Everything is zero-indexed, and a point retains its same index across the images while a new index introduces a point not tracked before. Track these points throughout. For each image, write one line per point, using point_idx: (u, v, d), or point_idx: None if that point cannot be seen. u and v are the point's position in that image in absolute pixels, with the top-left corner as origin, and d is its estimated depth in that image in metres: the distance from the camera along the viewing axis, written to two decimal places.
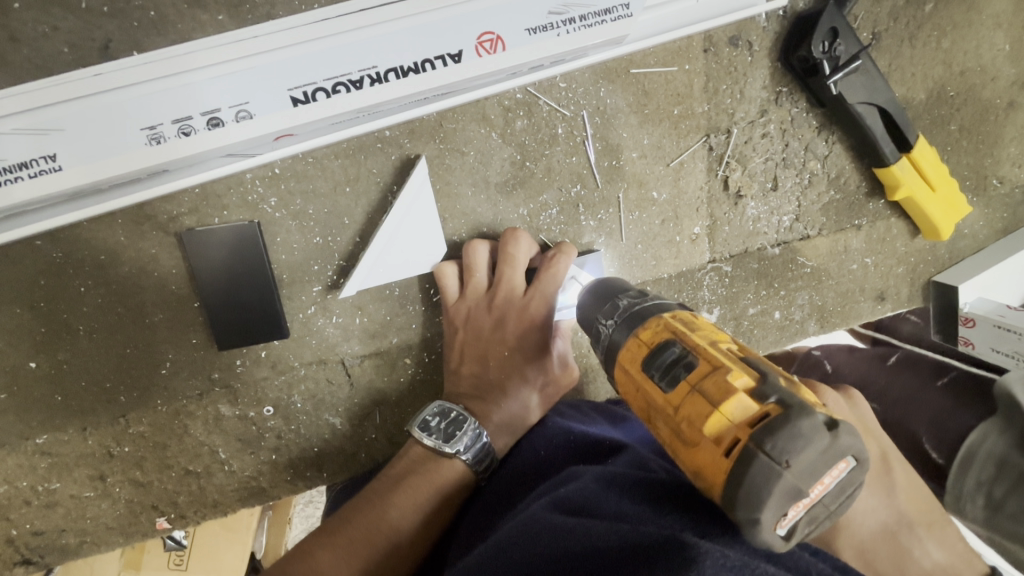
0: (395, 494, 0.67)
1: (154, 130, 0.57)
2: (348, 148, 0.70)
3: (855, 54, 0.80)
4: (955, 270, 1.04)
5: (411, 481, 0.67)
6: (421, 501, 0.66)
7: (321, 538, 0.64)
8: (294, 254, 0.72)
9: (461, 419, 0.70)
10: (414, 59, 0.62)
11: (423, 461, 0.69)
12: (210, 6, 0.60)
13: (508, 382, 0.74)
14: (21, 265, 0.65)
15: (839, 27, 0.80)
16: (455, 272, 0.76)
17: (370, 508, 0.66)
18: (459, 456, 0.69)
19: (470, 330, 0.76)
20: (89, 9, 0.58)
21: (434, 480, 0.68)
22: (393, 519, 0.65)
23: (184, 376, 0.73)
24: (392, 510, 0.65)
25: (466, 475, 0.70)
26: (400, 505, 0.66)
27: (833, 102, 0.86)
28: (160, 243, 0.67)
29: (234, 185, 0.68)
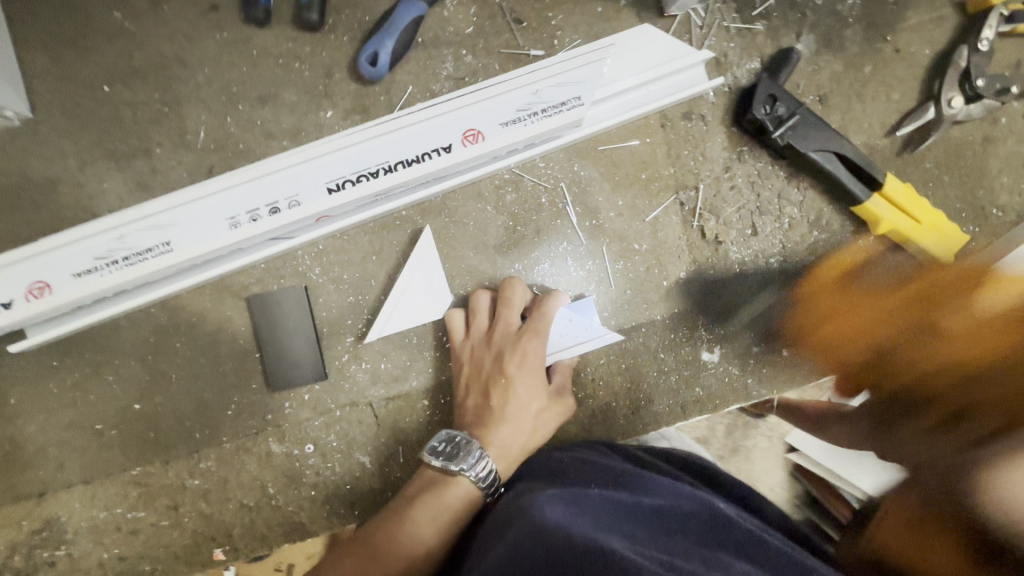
0: (413, 518, 0.76)
1: (234, 219, 0.79)
2: (374, 226, 0.90)
3: (795, 111, 0.94)
4: (957, 271, 1.05)
5: (430, 505, 0.76)
6: (438, 527, 0.75)
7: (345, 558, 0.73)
8: (332, 311, 0.90)
9: (465, 441, 0.80)
10: (415, 153, 0.83)
11: (437, 482, 0.79)
12: (279, 137, 0.87)
13: (509, 410, 0.84)
14: (138, 327, 0.86)
15: (777, 93, 0.95)
16: (462, 316, 0.90)
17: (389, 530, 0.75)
18: (464, 473, 0.78)
19: (474, 365, 0.87)
20: (202, 147, 0.85)
21: (451, 504, 0.77)
22: (411, 543, 0.74)
23: (245, 417, 0.89)
24: (411, 534, 0.74)
25: (474, 496, 0.79)
26: (420, 527, 0.75)
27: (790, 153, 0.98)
28: (234, 307, 0.88)
29: (289, 259, 0.88)
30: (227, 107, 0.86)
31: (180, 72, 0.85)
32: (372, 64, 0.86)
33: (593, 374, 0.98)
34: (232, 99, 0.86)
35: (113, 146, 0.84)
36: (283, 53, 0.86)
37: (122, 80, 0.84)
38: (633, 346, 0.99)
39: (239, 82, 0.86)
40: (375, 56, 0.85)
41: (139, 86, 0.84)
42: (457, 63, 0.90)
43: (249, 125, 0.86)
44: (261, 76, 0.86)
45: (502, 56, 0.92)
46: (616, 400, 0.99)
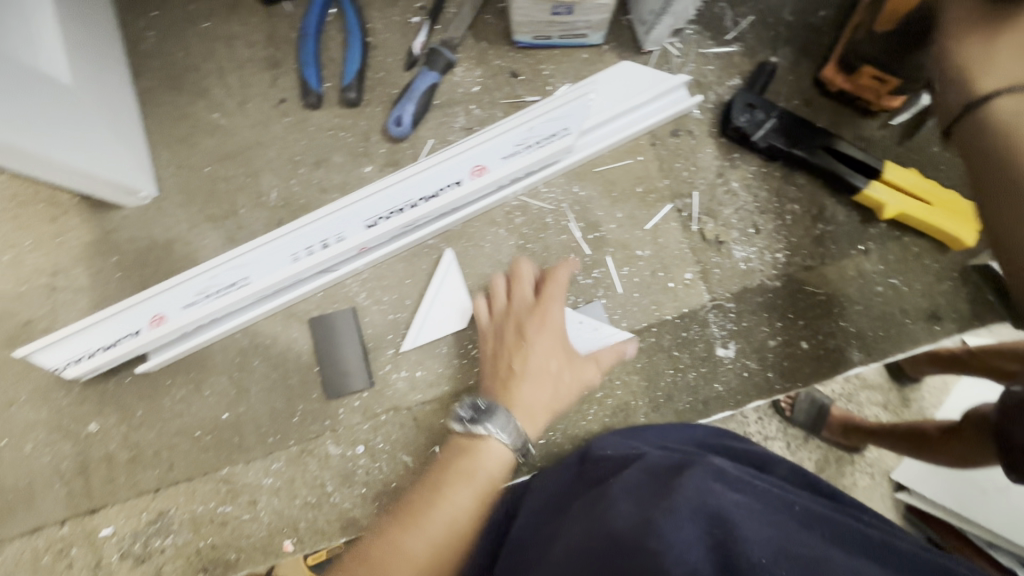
0: (457, 484, 0.81)
1: (296, 254, 1.01)
2: (406, 254, 1.07)
3: (770, 114, 1.04)
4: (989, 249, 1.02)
5: (475, 473, 0.82)
6: (480, 490, 0.82)
7: (405, 535, 0.77)
8: (375, 328, 1.06)
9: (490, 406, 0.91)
10: (433, 189, 1.02)
11: (465, 446, 0.87)
12: (331, 190, 1.09)
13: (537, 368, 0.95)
14: (228, 349, 1.07)
15: (753, 101, 1.05)
16: (484, 303, 1.05)
17: (433, 497, 0.80)
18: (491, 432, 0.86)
19: (498, 337, 1.02)
20: (274, 204, 1.09)
21: (490, 471, 0.84)
22: (459, 507, 0.79)
23: (308, 422, 1.06)
24: (463, 496, 0.80)
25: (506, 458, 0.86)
26: (462, 493, 0.81)
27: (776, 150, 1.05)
28: (299, 330, 1.07)
29: (340, 287, 1.07)
30: (293, 172, 1.10)
31: (258, 151, 1.11)
32: (398, 124, 1.07)
33: (610, 373, 1.05)
34: (296, 166, 1.10)
35: (212, 211, 1.10)
36: (333, 127, 1.10)
37: (220, 161, 1.11)
38: (647, 345, 1.05)
39: (301, 152, 1.10)
40: (400, 118, 1.06)
41: (230, 164, 1.11)
42: (468, 116, 1.09)
43: (309, 184, 1.09)
44: (316, 146, 1.10)
45: (504, 106, 1.10)
46: (635, 398, 1.04)
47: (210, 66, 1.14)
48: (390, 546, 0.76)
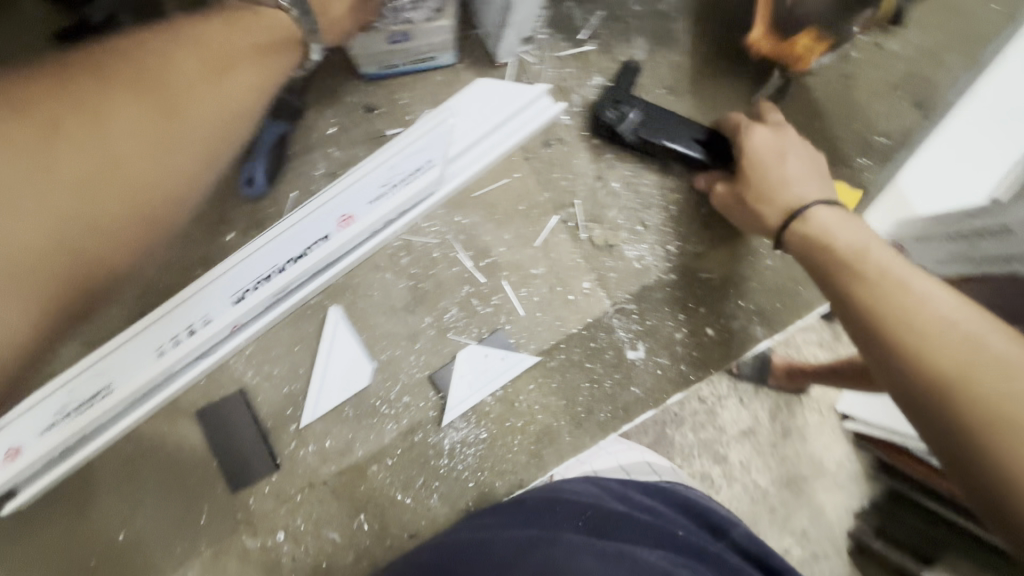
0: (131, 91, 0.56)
1: (160, 348, 0.90)
2: (290, 319, 1.00)
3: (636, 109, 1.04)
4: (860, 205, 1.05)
5: (104, 115, 0.55)
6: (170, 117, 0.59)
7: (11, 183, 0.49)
8: (271, 405, 0.99)
9: None
10: (300, 250, 0.93)
11: None
12: (194, 267, 1.00)
13: None
14: (110, 462, 0.97)
15: (618, 98, 1.04)
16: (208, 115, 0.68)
17: (90, 112, 0.54)
18: None
19: None
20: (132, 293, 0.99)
21: (69, 197, 0.52)
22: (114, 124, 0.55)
23: (217, 521, 0.97)
24: (143, 111, 0.57)
25: None
26: (172, 119, 0.59)
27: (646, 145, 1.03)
28: (187, 424, 0.98)
29: (224, 368, 0.99)
30: None
31: None
32: (251, 184, 0.99)
33: (527, 399, 1.02)
34: None
35: None
36: None
37: None
38: (558, 364, 1.03)
39: None
40: (251, 177, 0.99)
41: None
42: (328, 161, 1.02)
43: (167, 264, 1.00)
44: None
45: (365, 143, 1.03)
46: (557, 419, 1.02)
47: None
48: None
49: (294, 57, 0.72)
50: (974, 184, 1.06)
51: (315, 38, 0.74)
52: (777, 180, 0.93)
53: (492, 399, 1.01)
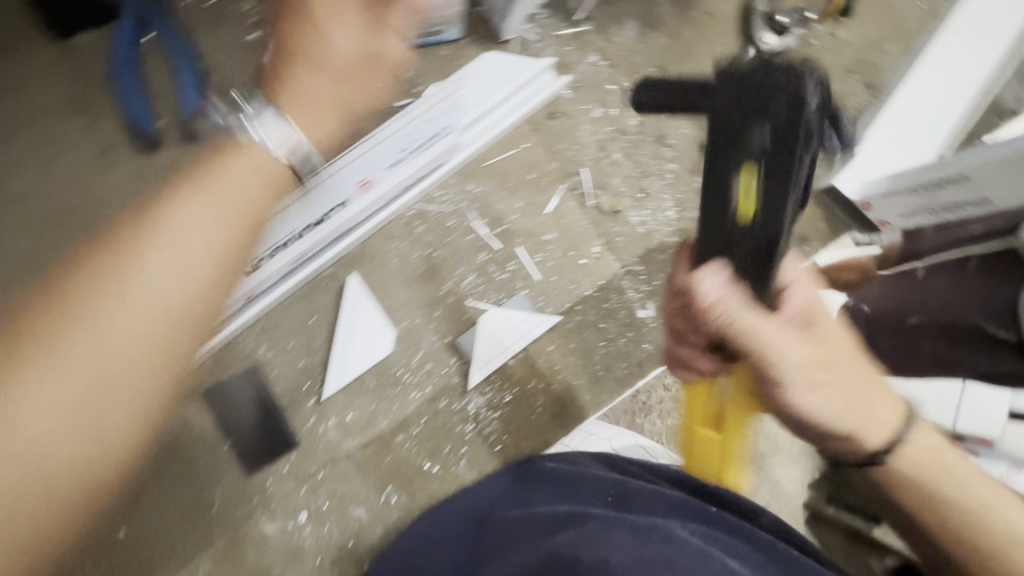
0: (137, 223, 0.56)
1: None
2: (304, 291, 0.97)
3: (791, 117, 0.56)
4: (829, 172, 1.19)
5: (22, 376, 0.51)
6: (195, 263, 0.57)
7: (31, 375, 0.51)
8: (287, 381, 0.95)
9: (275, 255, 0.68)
10: (318, 216, 0.92)
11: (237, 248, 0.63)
12: None
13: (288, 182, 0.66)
14: None
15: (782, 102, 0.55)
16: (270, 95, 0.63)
17: (119, 271, 0.55)
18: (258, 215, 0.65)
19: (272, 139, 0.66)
20: None
21: (71, 403, 0.52)
22: (155, 288, 0.55)
23: (232, 507, 0.91)
24: (204, 218, 0.58)
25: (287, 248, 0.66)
26: (166, 242, 0.56)
27: (743, 99, 0.56)
28: (194, 405, 0.92)
29: (235, 344, 0.94)
30: None
31: (90, 212, 0.92)
32: None
33: (547, 360, 1.04)
34: None
35: None
36: (180, 166, 0.95)
37: (38, 232, 0.91)
38: (575, 325, 1.06)
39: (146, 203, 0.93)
40: None
41: (57, 234, 0.91)
42: None
43: None
44: None
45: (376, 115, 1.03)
46: (575, 378, 1.05)
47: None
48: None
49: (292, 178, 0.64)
50: (924, 144, 1.14)
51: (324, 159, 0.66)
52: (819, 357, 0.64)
53: (514, 361, 1.03)
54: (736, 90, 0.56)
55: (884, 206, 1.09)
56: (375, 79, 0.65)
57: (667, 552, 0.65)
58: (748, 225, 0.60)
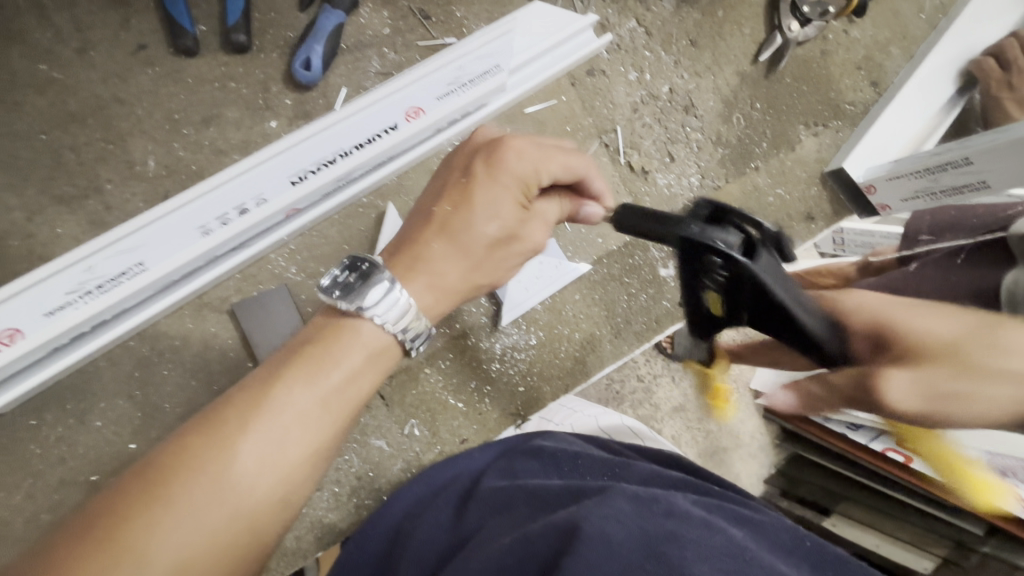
0: (300, 374, 0.53)
1: (204, 226, 0.82)
2: (339, 216, 0.95)
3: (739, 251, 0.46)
4: (838, 157, 1.27)
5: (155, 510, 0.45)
6: (343, 388, 0.54)
7: (162, 534, 0.44)
8: (316, 305, 0.92)
9: (369, 268, 0.57)
10: (366, 136, 0.90)
11: (335, 324, 0.56)
12: (230, 152, 0.92)
13: (427, 219, 0.64)
14: (120, 363, 0.84)
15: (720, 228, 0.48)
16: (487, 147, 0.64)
17: (268, 395, 0.51)
18: (371, 317, 0.55)
19: (447, 177, 0.66)
20: (153, 175, 0.88)
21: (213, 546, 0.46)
22: (299, 406, 0.51)
23: None
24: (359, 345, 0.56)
25: (386, 345, 0.57)
26: (332, 371, 0.53)
27: (651, 226, 0.50)
28: (217, 321, 0.88)
29: (262, 264, 0.90)
30: (173, 134, 0.90)
31: (119, 111, 0.88)
32: (307, 69, 0.93)
33: (573, 309, 1.06)
34: (176, 126, 0.90)
35: (64, 191, 0.85)
36: (219, 76, 0.92)
37: (62, 126, 0.86)
38: (601, 277, 1.08)
39: (180, 110, 0.90)
40: (308, 61, 0.93)
41: (80, 130, 0.87)
42: (383, 60, 1.00)
43: (198, 146, 0.90)
44: (201, 100, 0.91)
45: (420, 49, 1.02)
46: (598, 328, 1.07)
47: (18, 2, 0.86)
48: (175, 500, 0.46)
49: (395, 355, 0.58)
50: None
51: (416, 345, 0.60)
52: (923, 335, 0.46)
53: (542, 306, 1.04)
54: (633, 222, 0.51)
55: (885, 189, 1.15)
56: (505, 261, 0.65)
57: (671, 527, 0.48)
58: (719, 313, 0.53)
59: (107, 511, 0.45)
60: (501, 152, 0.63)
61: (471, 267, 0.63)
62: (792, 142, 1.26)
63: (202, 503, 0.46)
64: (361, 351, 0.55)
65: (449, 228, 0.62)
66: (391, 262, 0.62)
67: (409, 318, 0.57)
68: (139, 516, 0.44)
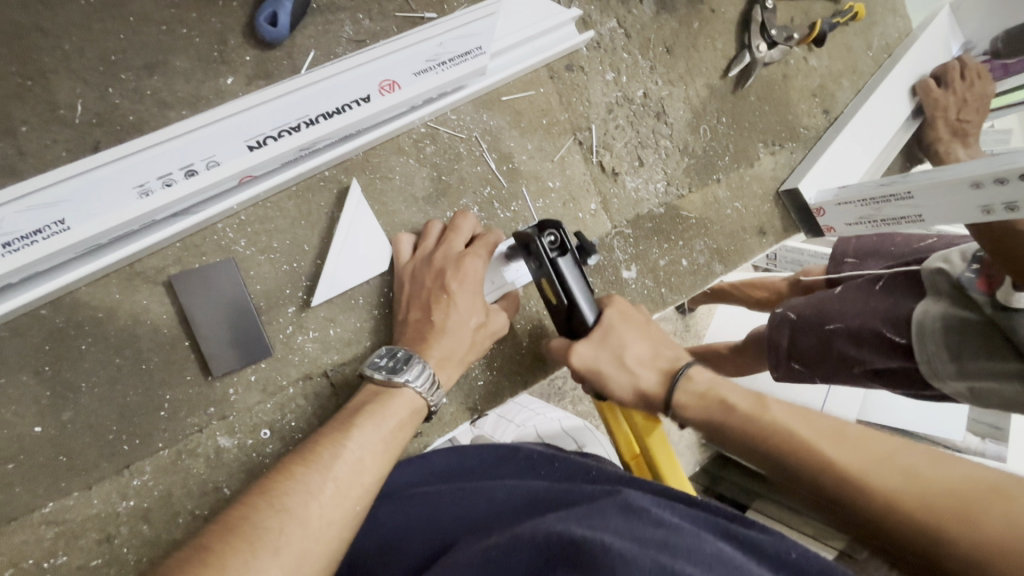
0: (366, 423, 0.69)
1: (143, 186, 0.73)
2: (297, 189, 0.87)
3: (559, 261, 0.82)
4: (792, 178, 1.34)
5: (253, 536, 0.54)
6: (394, 437, 0.70)
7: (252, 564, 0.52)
8: (267, 282, 0.85)
9: (409, 355, 0.77)
10: (335, 105, 0.84)
11: (380, 393, 0.74)
12: (175, 107, 0.82)
13: (405, 296, 0.88)
14: (27, 334, 0.73)
15: (565, 254, 0.83)
16: (439, 228, 0.94)
17: (337, 445, 0.65)
18: (410, 383, 0.74)
19: (413, 281, 0.88)
20: (80, 122, 0.77)
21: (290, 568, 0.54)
22: (365, 451, 0.66)
23: (183, 415, 0.79)
24: (398, 402, 0.73)
25: (418, 406, 0.75)
26: (387, 421, 0.70)
27: (527, 240, 0.85)
28: (150, 294, 0.79)
29: (207, 235, 0.82)
30: (108, 79, 0.79)
31: (41, 44, 0.76)
32: (272, 25, 0.84)
33: (537, 306, 1.04)
34: (111, 70, 0.79)
35: None
36: (167, 19, 0.82)
37: None
38: None
39: (118, 51, 0.80)
40: (274, 16, 0.84)
41: None
42: (356, 26, 0.93)
43: (137, 96, 0.80)
44: (143, 43, 0.81)
45: (398, 20, 0.96)
46: None
47: None
48: (264, 541, 0.54)
49: (422, 410, 0.76)
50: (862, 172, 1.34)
51: (435, 396, 0.77)
52: (609, 378, 0.82)
53: None
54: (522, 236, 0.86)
55: (833, 213, 1.25)
56: (475, 313, 0.87)
57: (664, 535, 0.52)
58: (556, 303, 0.86)
59: (194, 555, 0.52)
60: (449, 236, 0.91)
61: (454, 338, 0.83)
62: (751, 158, 1.32)
63: (285, 539, 0.55)
64: (403, 403, 0.73)
65: (429, 299, 0.86)
66: (407, 337, 0.84)
67: (436, 390, 0.77)
68: (227, 558, 0.52)
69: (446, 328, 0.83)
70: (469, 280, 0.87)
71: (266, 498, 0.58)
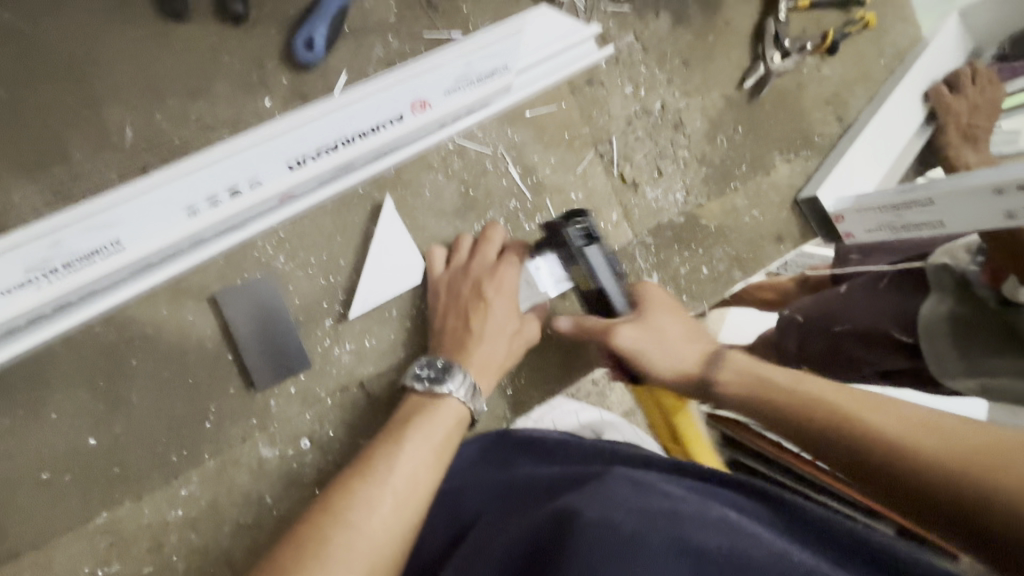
0: (416, 433, 0.71)
1: (192, 207, 0.76)
2: (332, 206, 0.90)
3: (587, 253, 0.86)
4: (810, 186, 1.35)
5: (323, 548, 0.57)
6: (442, 444, 0.72)
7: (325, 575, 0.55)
8: (304, 297, 0.88)
9: (450, 365, 0.80)
10: (370, 125, 0.87)
11: (423, 404, 0.77)
12: (218, 130, 0.86)
13: (440, 307, 0.90)
14: (81, 350, 0.76)
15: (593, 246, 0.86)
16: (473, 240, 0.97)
17: (391, 454, 0.68)
18: (453, 394, 0.77)
19: (449, 293, 0.90)
20: (131, 146, 0.81)
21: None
22: (419, 459, 0.69)
23: (227, 426, 0.82)
24: (444, 401, 0.76)
25: (463, 414, 0.77)
26: (437, 429, 0.73)
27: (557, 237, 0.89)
28: (195, 310, 0.82)
29: (248, 251, 0.85)
30: (155, 104, 0.83)
31: (94, 73, 0.80)
32: (308, 49, 0.88)
33: (562, 314, 1.05)
34: (158, 95, 0.83)
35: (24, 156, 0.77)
36: (210, 45, 0.85)
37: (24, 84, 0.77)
38: None
39: (164, 78, 0.83)
40: (310, 41, 0.88)
41: (47, 90, 0.78)
42: (386, 48, 0.96)
43: (183, 119, 0.84)
44: (187, 69, 0.84)
45: (426, 41, 0.99)
46: None
47: None
48: (331, 551, 0.57)
49: (468, 418, 0.78)
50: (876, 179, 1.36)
51: (477, 403, 0.79)
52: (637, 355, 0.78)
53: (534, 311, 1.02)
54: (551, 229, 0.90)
55: (853, 219, 1.27)
56: (510, 320, 0.89)
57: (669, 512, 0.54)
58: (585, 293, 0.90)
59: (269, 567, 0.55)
60: (483, 248, 0.94)
61: (490, 344, 0.85)
62: (767, 166, 1.34)
63: (352, 540, 0.58)
64: (448, 413, 0.76)
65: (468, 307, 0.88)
66: (444, 345, 0.87)
67: (476, 396, 0.79)
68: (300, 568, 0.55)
69: (485, 335, 0.85)
70: (505, 289, 0.90)
71: (333, 509, 0.61)
